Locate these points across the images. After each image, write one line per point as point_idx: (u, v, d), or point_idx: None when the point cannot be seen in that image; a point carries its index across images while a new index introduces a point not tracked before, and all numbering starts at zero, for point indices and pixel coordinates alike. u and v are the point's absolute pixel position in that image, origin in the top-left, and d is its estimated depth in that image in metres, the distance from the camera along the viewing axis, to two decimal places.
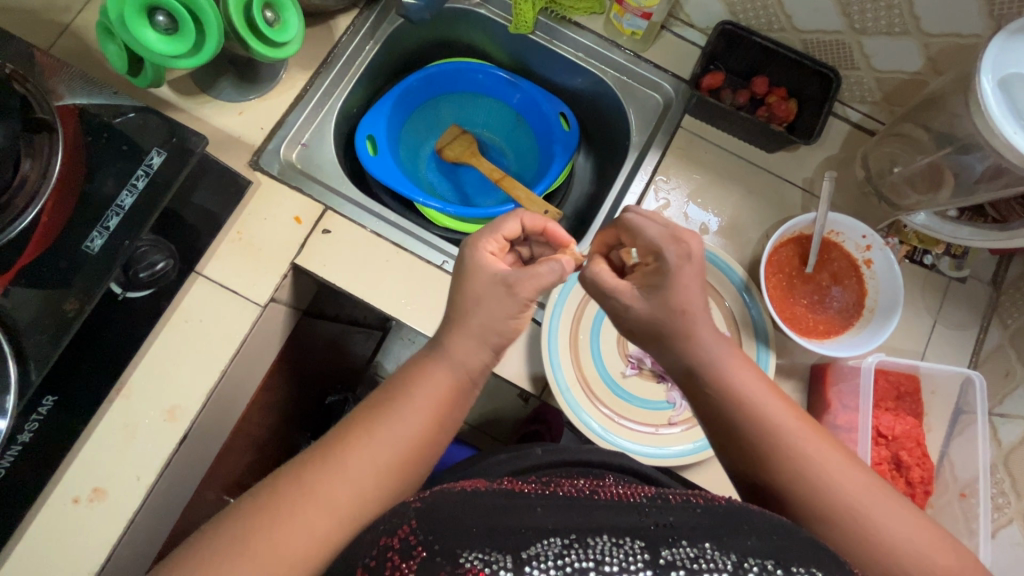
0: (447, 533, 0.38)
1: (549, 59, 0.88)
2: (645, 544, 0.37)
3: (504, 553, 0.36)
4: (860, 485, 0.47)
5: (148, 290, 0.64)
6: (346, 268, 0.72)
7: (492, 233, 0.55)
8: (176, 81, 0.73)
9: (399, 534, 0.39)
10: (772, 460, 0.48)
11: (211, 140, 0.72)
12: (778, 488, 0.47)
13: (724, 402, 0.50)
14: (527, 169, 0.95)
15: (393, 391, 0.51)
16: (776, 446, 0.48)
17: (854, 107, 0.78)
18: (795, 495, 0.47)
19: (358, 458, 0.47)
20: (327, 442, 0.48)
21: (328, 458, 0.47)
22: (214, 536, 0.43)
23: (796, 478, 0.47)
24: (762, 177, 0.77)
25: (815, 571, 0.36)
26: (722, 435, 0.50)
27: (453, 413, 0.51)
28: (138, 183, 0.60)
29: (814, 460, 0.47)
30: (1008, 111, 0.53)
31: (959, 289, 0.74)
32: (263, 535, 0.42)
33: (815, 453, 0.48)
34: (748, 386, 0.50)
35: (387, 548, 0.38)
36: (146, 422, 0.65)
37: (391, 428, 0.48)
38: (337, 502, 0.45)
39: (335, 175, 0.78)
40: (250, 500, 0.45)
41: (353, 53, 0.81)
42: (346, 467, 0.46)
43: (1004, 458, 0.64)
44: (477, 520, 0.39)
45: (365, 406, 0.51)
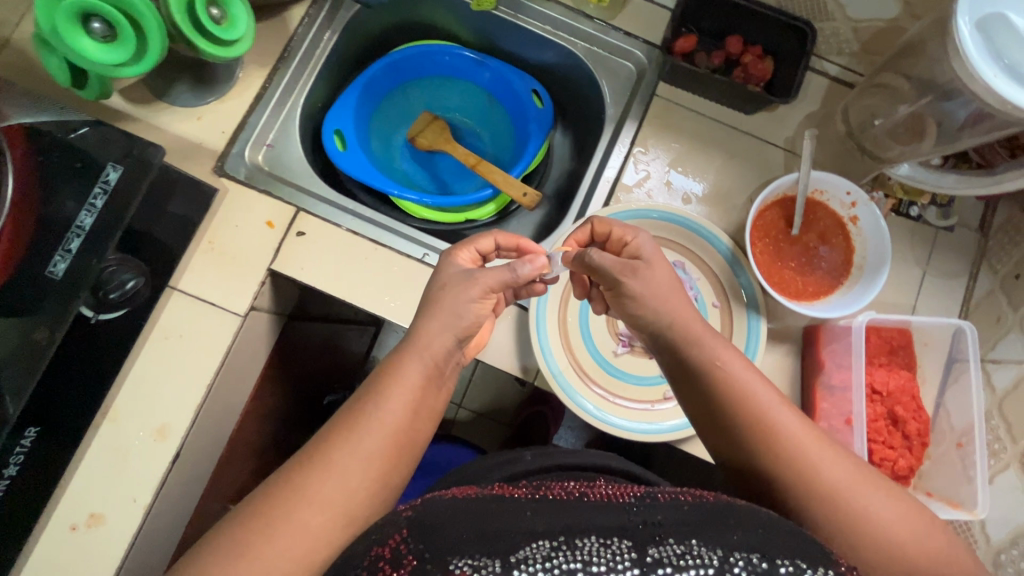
0: (438, 539, 0.38)
1: (516, 34, 0.84)
2: (632, 544, 0.37)
3: (493, 557, 0.36)
4: (856, 480, 0.46)
5: (120, 310, 0.63)
6: (324, 269, 0.70)
7: (468, 247, 0.59)
8: (126, 89, 0.70)
9: (389, 543, 0.38)
10: (767, 457, 0.48)
11: (171, 149, 0.69)
12: (759, 466, 0.48)
13: (707, 377, 0.52)
14: (504, 151, 0.92)
15: (379, 385, 0.50)
16: (770, 443, 0.48)
17: (832, 60, 0.75)
18: (776, 474, 0.48)
19: (346, 454, 0.46)
20: (318, 441, 0.48)
21: (317, 456, 0.46)
22: (212, 545, 0.43)
23: (788, 475, 0.47)
24: (742, 139, 0.75)
25: (802, 564, 0.36)
26: (719, 427, 0.51)
27: (429, 403, 0.51)
28: (97, 201, 0.58)
29: (810, 458, 0.47)
30: (990, 54, 0.51)
31: (947, 238, 0.73)
32: (258, 538, 0.42)
33: (812, 451, 0.47)
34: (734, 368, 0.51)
35: (379, 557, 0.38)
36: (136, 443, 0.64)
37: (379, 423, 0.48)
38: (330, 499, 0.44)
39: (304, 174, 0.76)
40: (246, 505, 0.45)
41: (311, 45, 0.77)
42: (333, 464, 0.46)
43: (998, 404, 0.64)
44: (467, 526, 0.39)
45: (349, 402, 0.51)
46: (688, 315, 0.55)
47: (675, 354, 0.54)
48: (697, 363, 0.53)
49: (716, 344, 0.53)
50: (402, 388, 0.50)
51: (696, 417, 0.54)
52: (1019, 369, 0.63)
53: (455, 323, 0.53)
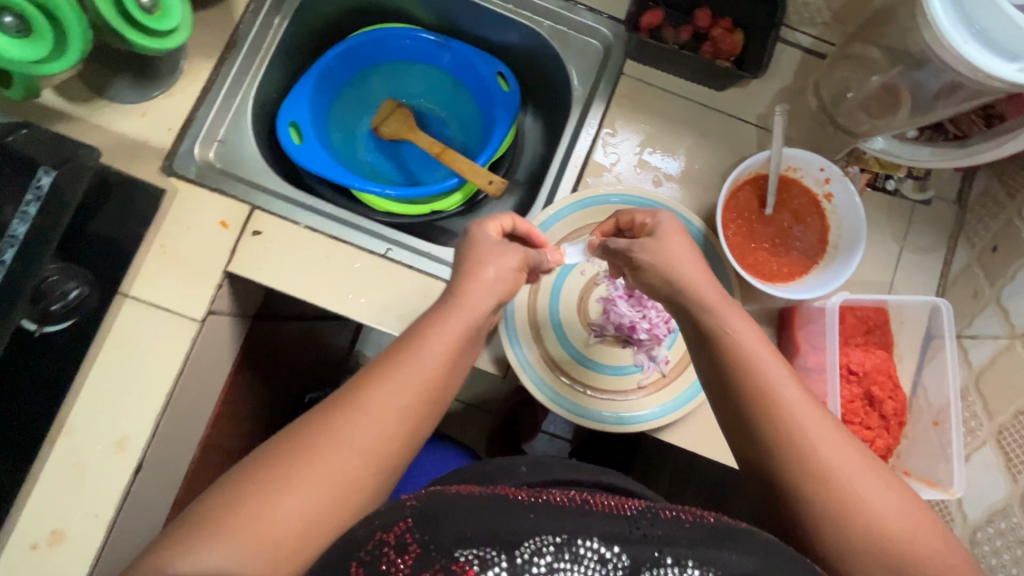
0: (442, 531, 0.36)
1: (477, 14, 0.81)
2: (629, 563, 0.35)
3: (497, 548, 0.35)
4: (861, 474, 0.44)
5: (66, 322, 0.60)
6: (283, 268, 0.67)
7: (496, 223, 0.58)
8: (63, 85, 0.66)
9: (394, 529, 0.37)
10: (775, 441, 0.45)
11: (115, 148, 0.66)
12: (763, 438, 0.46)
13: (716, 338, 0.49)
14: (472, 138, 0.89)
15: (407, 347, 0.48)
16: (775, 417, 0.46)
17: (804, 30, 0.73)
18: (778, 448, 0.45)
19: (360, 415, 0.44)
20: (333, 398, 0.46)
21: (333, 413, 0.44)
22: (216, 494, 0.41)
23: (794, 463, 0.44)
24: (714, 117, 0.73)
25: None
26: (729, 405, 0.48)
27: (451, 370, 0.49)
28: (30, 208, 0.54)
29: (820, 447, 0.44)
30: (960, 20, 0.48)
31: (924, 213, 0.72)
32: (261, 495, 0.40)
33: (823, 440, 0.45)
34: (743, 332, 0.49)
35: (382, 543, 0.36)
36: (95, 457, 0.62)
37: (396, 385, 0.46)
38: (339, 462, 0.42)
39: (259, 170, 0.73)
40: (256, 456, 0.43)
41: (260, 32, 0.74)
42: (346, 426, 0.44)
43: (975, 380, 0.64)
44: (472, 520, 0.37)
45: (372, 362, 0.48)
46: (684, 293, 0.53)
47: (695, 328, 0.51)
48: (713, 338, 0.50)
49: (734, 319, 0.50)
50: (424, 353, 0.48)
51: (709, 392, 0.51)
52: (995, 345, 0.62)
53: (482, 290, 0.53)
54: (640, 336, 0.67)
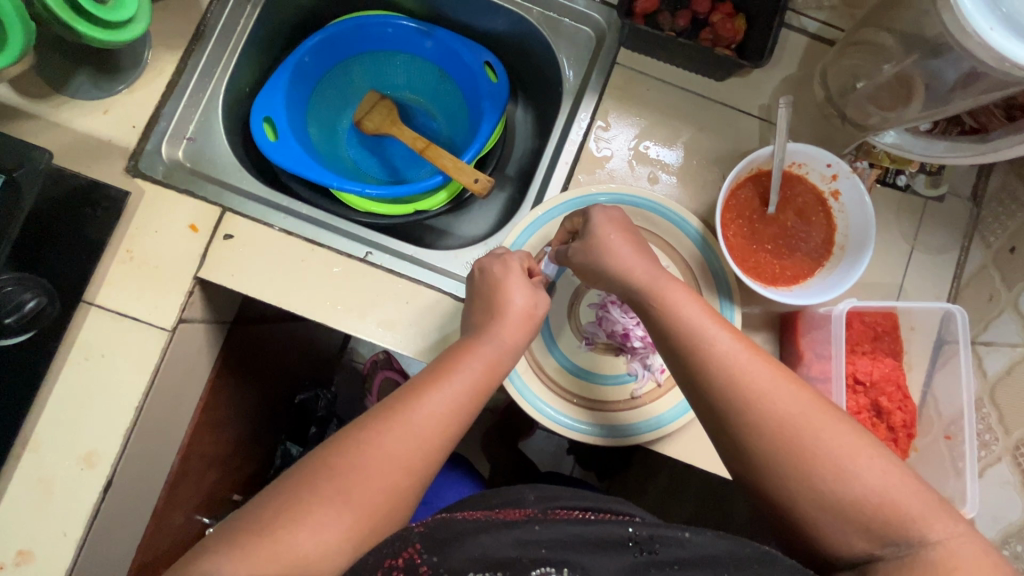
0: (452, 555, 0.38)
1: (462, 0, 0.76)
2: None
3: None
4: (843, 444, 0.43)
5: (26, 333, 0.57)
6: (257, 275, 0.63)
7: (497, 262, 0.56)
8: (18, 80, 0.62)
9: (405, 553, 0.38)
10: (749, 432, 0.44)
11: (77, 148, 0.62)
12: (732, 424, 0.45)
13: (665, 325, 0.49)
14: (459, 131, 0.85)
15: (438, 372, 0.48)
16: (739, 399, 0.45)
17: (811, 14, 0.68)
18: (750, 431, 0.44)
19: (395, 445, 0.43)
20: (363, 423, 0.45)
21: (365, 441, 0.43)
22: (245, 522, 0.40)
23: (768, 443, 0.44)
24: (713, 110, 0.68)
25: None
26: (699, 403, 0.47)
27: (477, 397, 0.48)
28: None
29: (787, 420, 0.44)
30: (984, 2, 0.44)
31: (937, 210, 0.67)
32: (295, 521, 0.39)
33: (798, 416, 0.44)
34: (687, 313, 0.49)
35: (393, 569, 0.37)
36: (63, 473, 0.60)
37: (432, 413, 0.45)
38: (373, 492, 0.42)
39: (233, 169, 0.69)
40: (288, 478, 0.42)
41: (230, 22, 0.69)
42: (381, 455, 0.43)
43: (990, 391, 0.60)
44: (482, 545, 0.39)
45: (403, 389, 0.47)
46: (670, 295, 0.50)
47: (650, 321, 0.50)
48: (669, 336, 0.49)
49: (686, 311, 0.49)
50: (453, 382, 0.47)
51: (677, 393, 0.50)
52: (1012, 353, 0.59)
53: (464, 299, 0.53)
54: (633, 344, 0.64)
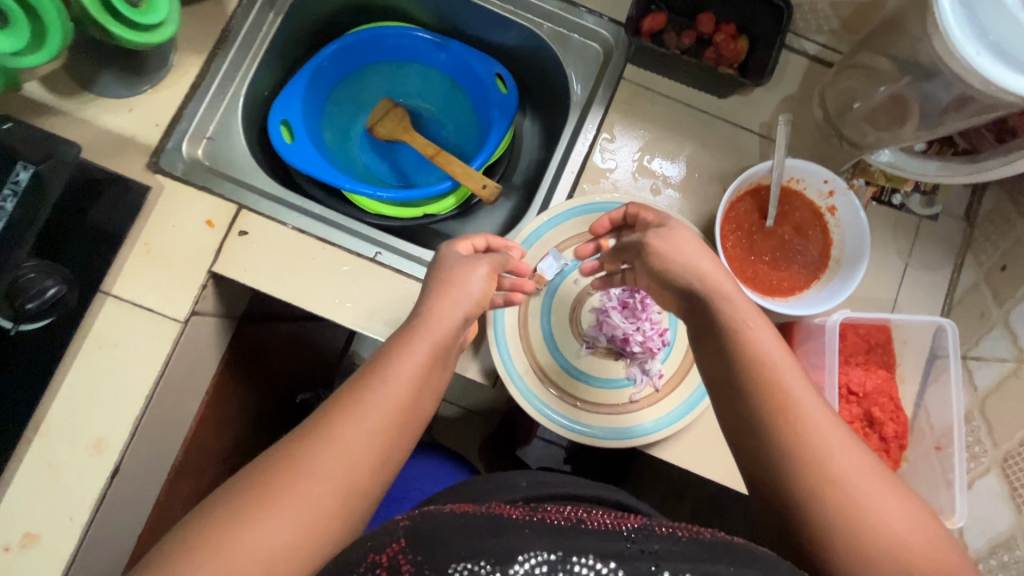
0: (434, 550, 0.37)
1: (476, 14, 0.79)
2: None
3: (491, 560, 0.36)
4: (886, 499, 0.41)
5: (45, 320, 0.58)
6: (270, 271, 0.65)
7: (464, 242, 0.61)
8: (49, 78, 0.65)
9: (389, 550, 0.37)
10: (798, 474, 0.42)
11: (101, 145, 0.65)
12: (781, 461, 0.43)
13: (736, 353, 0.47)
14: (468, 140, 0.88)
15: (386, 362, 0.49)
16: (797, 439, 0.43)
17: (811, 38, 0.71)
18: (797, 473, 0.42)
19: (348, 428, 0.45)
20: (318, 414, 0.46)
21: (318, 429, 0.45)
22: (203, 520, 0.40)
23: (816, 491, 0.41)
24: (716, 126, 0.71)
25: None
26: (750, 432, 0.45)
27: (432, 379, 0.51)
28: (7, 203, 0.53)
29: (841, 474, 0.41)
30: (972, 30, 0.46)
31: (930, 228, 0.69)
32: (253, 510, 0.40)
33: (844, 461, 0.42)
34: (761, 345, 0.46)
35: (375, 565, 0.36)
36: (71, 459, 0.61)
37: (385, 395, 0.47)
38: (331, 473, 0.43)
39: (249, 169, 0.71)
40: (229, 488, 0.42)
41: (253, 27, 0.72)
42: (335, 439, 0.44)
43: (980, 405, 0.61)
44: (466, 540, 0.37)
45: (354, 378, 0.49)
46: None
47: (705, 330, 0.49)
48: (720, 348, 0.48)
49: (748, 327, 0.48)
50: (400, 369, 0.49)
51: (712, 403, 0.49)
52: (1002, 368, 0.60)
53: (465, 301, 0.55)
54: (632, 349, 0.65)
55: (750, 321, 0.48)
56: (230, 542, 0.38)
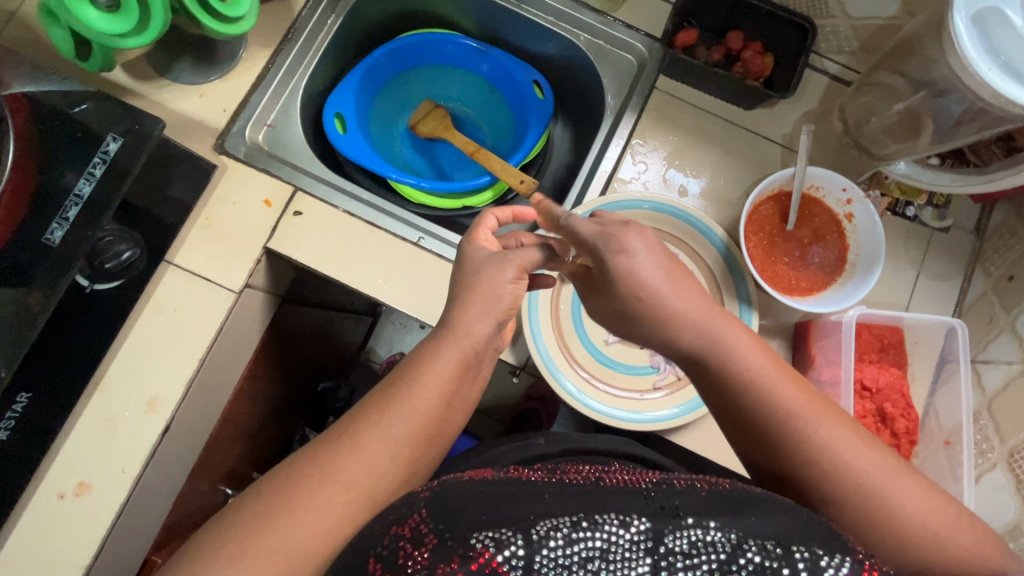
0: (457, 521, 0.39)
1: (518, 24, 0.85)
2: (650, 524, 0.37)
3: (514, 531, 0.36)
4: (868, 466, 0.47)
5: (117, 282, 0.63)
6: (321, 249, 0.70)
7: (483, 233, 0.59)
8: (130, 64, 0.71)
9: (409, 524, 0.40)
10: (798, 464, 0.48)
11: (172, 126, 0.70)
12: (781, 457, 0.48)
13: (720, 368, 0.50)
14: (503, 141, 0.93)
15: (416, 376, 0.50)
16: (790, 436, 0.48)
17: (832, 58, 0.75)
18: (797, 463, 0.48)
19: (375, 438, 0.48)
20: (348, 422, 0.50)
21: (348, 436, 0.48)
22: (240, 515, 0.44)
23: (816, 474, 0.47)
24: (740, 136, 0.75)
25: (819, 550, 0.36)
26: (750, 437, 0.50)
27: (463, 393, 0.52)
28: (96, 170, 0.58)
29: (835, 455, 0.47)
30: (986, 50, 0.51)
31: (942, 240, 0.73)
32: (283, 510, 0.44)
33: (825, 435, 0.48)
34: (741, 358, 0.50)
35: (398, 538, 0.39)
36: (127, 415, 0.65)
37: (409, 406, 0.49)
38: (356, 480, 0.46)
39: (304, 156, 0.77)
40: (274, 477, 0.46)
41: (315, 28, 0.78)
42: (360, 447, 0.47)
43: (987, 404, 0.65)
44: (485, 510, 0.39)
45: (381, 387, 0.52)
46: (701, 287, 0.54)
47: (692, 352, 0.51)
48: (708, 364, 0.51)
49: (733, 340, 0.50)
50: (436, 376, 0.50)
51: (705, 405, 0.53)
52: (1009, 370, 0.64)
53: (495, 306, 0.53)
54: None
55: (727, 337, 0.51)
56: (274, 527, 0.43)
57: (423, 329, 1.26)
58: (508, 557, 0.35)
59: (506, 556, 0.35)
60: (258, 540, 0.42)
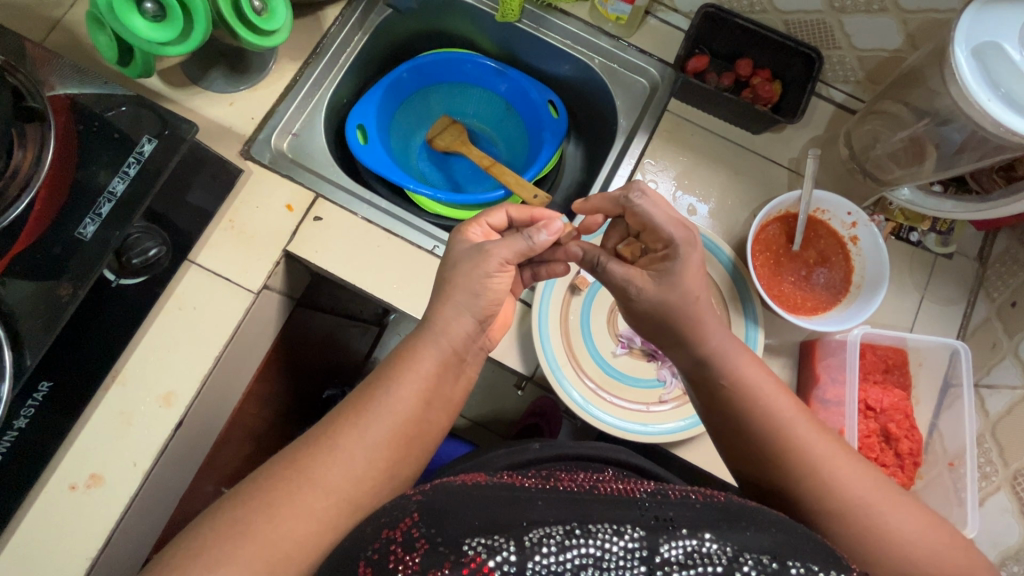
0: (449, 525, 0.39)
1: (537, 47, 0.88)
2: (644, 534, 0.38)
3: (507, 538, 0.37)
4: (864, 484, 0.49)
5: (141, 277, 0.64)
6: (339, 254, 0.72)
7: (480, 221, 0.60)
8: (166, 71, 0.74)
9: (401, 526, 0.40)
10: (802, 475, 0.49)
11: (203, 131, 0.73)
12: (783, 467, 0.50)
13: (733, 383, 0.54)
14: (517, 157, 0.96)
15: (400, 372, 0.52)
16: (792, 447, 0.50)
17: (838, 87, 0.79)
18: (798, 473, 0.49)
19: (350, 441, 0.48)
20: (321, 425, 0.50)
21: (322, 440, 0.49)
22: (218, 521, 0.44)
23: (815, 486, 0.49)
24: (749, 158, 0.78)
25: (813, 567, 0.37)
26: (754, 448, 0.52)
27: (444, 391, 0.53)
28: (130, 170, 0.61)
29: (835, 469, 0.49)
30: (986, 82, 0.53)
31: (946, 265, 0.74)
32: (260, 517, 0.44)
33: (820, 449, 0.50)
34: (747, 369, 0.54)
35: (390, 540, 0.39)
36: (142, 409, 0.66)
37: (387, 410, 0.50)
38: (334, 484, 0.47)
39: (326, 164, 0.79)
40: (250, 483, 0.47)
41: (342, 44, 0.82)
42: (338, 451, 0.48)
43: (991, 428, 0.66)
44: (478, 514, 0.40)
45: (358, 390, 0.53)
46: (707, 303, 0.55)
47: (704, 358, 0.55)
48: (712, 375, 0.55)
49: (735, 353, 0.55)
50: (415, 375, 0.52)
51: (706, 418, 0.56)
52: (1012, 394, 0.65)
53: (471, 302, 0.54)
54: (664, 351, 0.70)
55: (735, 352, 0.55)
56: (254, 534, 0.43)
57: None
58: (500, 562, 0.36)
59: (497, 561, 0.36)
60: (237, 548, 0.43)
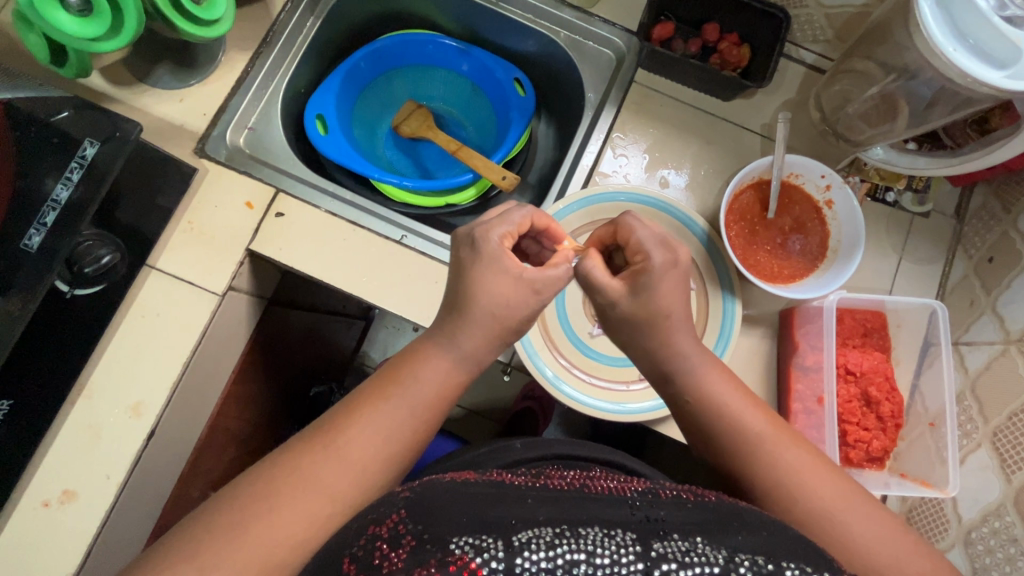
0: (435, 522, 0.37)
1: (498, 23, 0.86)
2: (637, 536, 0.36)
3: (495, 538, 0.35)
4: (831, 493, 0.48)
5: (97, 286, 0.63)
6: (305, 250, 0.70)
7: (504, 225, 0.52)
8: (108, 69, 0.71)
9: (387, 524, 0.38)
10: (766, 483, 0.49)
11: (153, 129, 0.70)
12: (745, 475, 0.50)
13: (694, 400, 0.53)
14: (487, 139, 0.94)
15: (399, 369, 0.50)
16: (756, 458, 0.50)
17: (809, 47, 0.77)
18: (758, 481, 0.49)
19: (360, 446, 0.46)
20: (323, 425, 0.47)
21: (327, 443, 0.46)
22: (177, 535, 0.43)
23: (775, 492, 0.48)
24: (720, 125, 0.76)
25: (807, 567, 0.36)
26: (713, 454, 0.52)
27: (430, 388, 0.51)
28: (73, 175, 0.58)
29: (801, 477, 0.49)
30: (951, 32, 0.51)
31: (922, 224, 0.73)
32: (256, 520, 0.41)
33: (788, 459, 0.50)
34: (714, 381, 0.53)
35: (375, 537, 0.37)
36: (111, 420, 0.64)
37: (397, 413, 0.48)
38: (338, 488, 0.44)
39: (286, 158, 0.77)
40: (244, 487, 0.44)
41: (293, 31, 0.79)
42: (348, 454, 0.45)
43: (971, 384, 0.66)
44: (466, 511, 0.38)
45: (364, 389, 0.50)
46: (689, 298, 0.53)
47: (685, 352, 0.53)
48: (691, 387, 0.53)
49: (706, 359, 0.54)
50: (418, 388, 0.49)
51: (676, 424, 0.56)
52: (990, 350, 0.64)
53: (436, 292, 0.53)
54: None
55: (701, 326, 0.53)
56: (251, 535, 0.41)
57: (415, 331, 1.27)
58: (487, 560, 0.34)
59: (485, 559, 0.34)
60: (219, 548, 0.40)
